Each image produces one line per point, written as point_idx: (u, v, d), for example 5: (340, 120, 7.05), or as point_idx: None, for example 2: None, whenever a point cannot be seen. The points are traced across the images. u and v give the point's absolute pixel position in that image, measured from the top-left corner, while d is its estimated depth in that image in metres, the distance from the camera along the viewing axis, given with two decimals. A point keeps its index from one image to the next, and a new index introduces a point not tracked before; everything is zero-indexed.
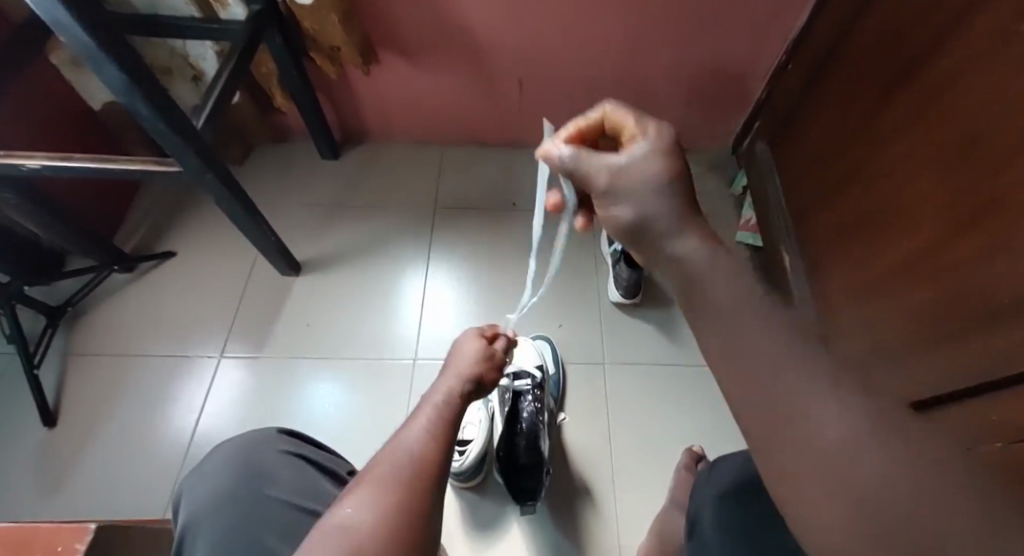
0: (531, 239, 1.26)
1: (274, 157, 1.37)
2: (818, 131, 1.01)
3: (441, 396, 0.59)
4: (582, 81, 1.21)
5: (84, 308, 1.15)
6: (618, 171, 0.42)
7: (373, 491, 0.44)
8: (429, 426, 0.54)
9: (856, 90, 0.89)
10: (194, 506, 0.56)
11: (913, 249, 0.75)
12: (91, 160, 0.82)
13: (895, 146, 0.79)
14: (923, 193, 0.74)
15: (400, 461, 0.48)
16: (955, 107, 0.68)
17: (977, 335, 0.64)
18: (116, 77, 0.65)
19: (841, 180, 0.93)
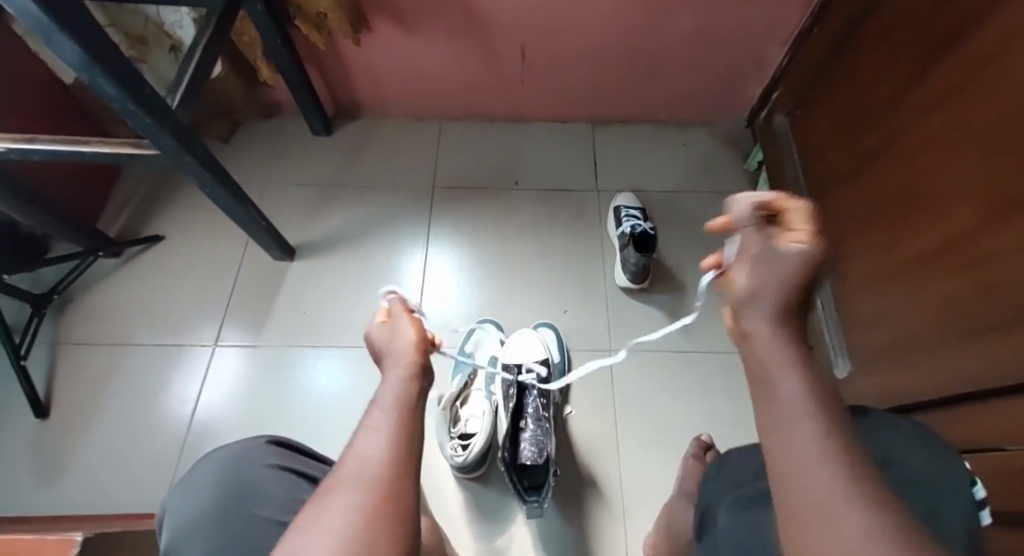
0: (535, 220, 1.21)
1: (264, 134, 1.30)
2: (844, 103, 0.93)
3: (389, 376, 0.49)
4: (588, 49, 1.13)
5: (71, 295, 1.11)
6: (761, 261, 0.34)
7: (343, 493, 0.36)
8: (384, 410, 0.44)
9: (888, 59, 0.81)
10: (184, 521, 0.53)
11: (937, 239, 0.71)
12: (60, 142, 0.76)
13: (925, 126, 0.73)
14: (953, 176, 0.67)
15: (366, 454, 0.39)
16: (996, 81, 0.60)
17: (1004, 333, 0.60)
18: (75, 52, 0.58)
19: (867, 157, 0.86)
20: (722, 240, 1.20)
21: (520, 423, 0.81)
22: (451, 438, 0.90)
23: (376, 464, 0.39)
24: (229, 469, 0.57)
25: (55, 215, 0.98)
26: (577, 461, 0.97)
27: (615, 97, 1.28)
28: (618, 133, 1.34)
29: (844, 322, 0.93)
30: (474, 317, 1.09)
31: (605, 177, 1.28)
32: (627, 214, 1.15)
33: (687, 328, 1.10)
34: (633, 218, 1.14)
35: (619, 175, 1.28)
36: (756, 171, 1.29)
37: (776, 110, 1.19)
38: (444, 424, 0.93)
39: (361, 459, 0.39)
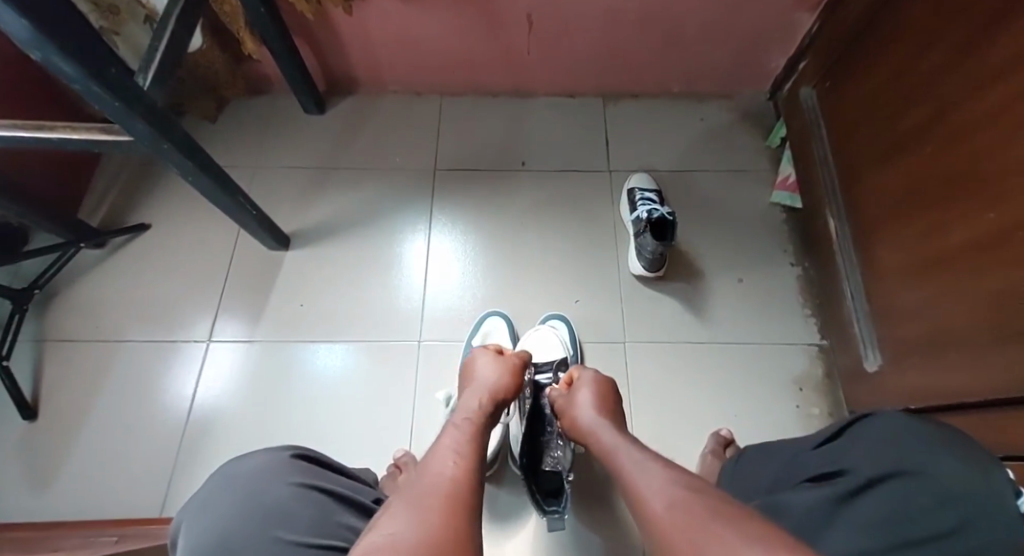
0: (543, 204, 1.14)
1: (252, 113, 1.22)
2: (880, 76, 0.86)
3: (465, 414, 0.60)
4: (601, 14, 1.04)
5: (55, 289, 1.05)
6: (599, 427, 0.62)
7: (419, 501, 0.40)
8: (456, 443, 0.52)
9: (932, 28, 0.74)
10: (200, 543, 0.48)
11: (979, 233, 0.65)
12: (21, 129, 0.69)
13: (972, 106, 0.66)
14: (1005, 161, 0.61)
15: (441, 474, 0.46)
16: None
17: None
18: (18, 25, 0.50)
19: (904, 138, 0.80)
20: (742, 223, 1.14)
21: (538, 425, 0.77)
22: None
23: (451, 482, 0.44)
24: (246, 487, 0.52)
25: (30, 205, 0.92)
26: (591, 459, 0.93)
27: (628, 68, 1.19)
28: (630, 108, 1.26)
29: (876, 314, 0.88)
30: (480, 310, 1.04)
31: (617, 156, 1.20)
32: (641, 197, 1.08)
33: (705, 318, 1.04)
34: (649, 201, 1.07)
35: (632, 154, 1.20)
36: (778, 149, 1.21)
37: (803, 82, 1.10)
38: None
39: (435, 480, 0.45)
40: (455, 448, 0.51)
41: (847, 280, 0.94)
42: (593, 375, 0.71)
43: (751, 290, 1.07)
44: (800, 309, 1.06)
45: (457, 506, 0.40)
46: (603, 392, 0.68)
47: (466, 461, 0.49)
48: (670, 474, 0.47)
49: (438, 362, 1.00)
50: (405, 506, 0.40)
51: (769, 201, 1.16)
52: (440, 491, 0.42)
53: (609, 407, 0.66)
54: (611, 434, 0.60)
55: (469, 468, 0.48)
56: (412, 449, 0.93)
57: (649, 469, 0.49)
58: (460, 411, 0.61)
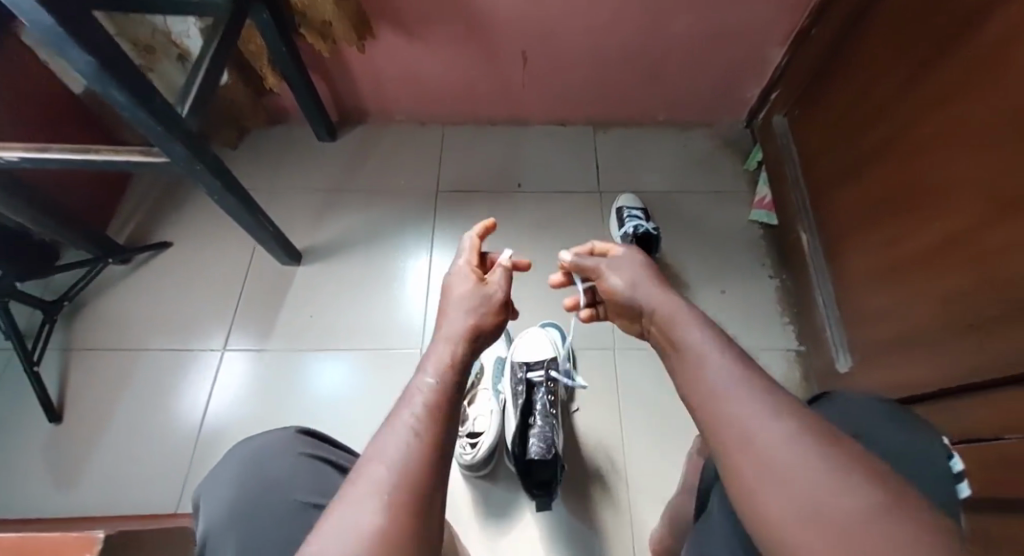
0: (538, 223, 1.22)
1: (270, 141, 1.32)
2: (843, 103, 0.95)
3: (450, 344, 0.50)
4: (590, 50, 1.14)
5: (83, 301, 1.13)
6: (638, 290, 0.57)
7: (365, 501, 0.34)
8: (423, 397, 0.43)
9: (887, 60, 0.83)
10: (211, 512, 0.52)
11: (935, 239, 0.72)
12: (72, 152, 0.78)
13: (943, 114, 0.71)
14: (955, 174, 0.69)
15: (393, 454, 0.38)
16: (995, 81, 0.62)
17: (1007, 326, 0.60)
18: (85, 61, 0.59)
19: (866, 157, 0.88)
20: (723, 239, 1.22)
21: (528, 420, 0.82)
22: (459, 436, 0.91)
23: (407, 469, 0.37)
24: (255, 462, 0.55)
25: (67, 223, 1.01)
26: (582, 459, 0.99)
27: (616, 99, 1.29)
28: (619, 135, 1.36)
29: (846, 319, 0.94)
30: None
31: (607, 179, 1.29)
32: (629, 215, 1.17)
33: None
34: (635, 218, 1.15)
35: (621, 177, 1.30)
36: (756, 171, 1.30)
37: (775, 110, 1.20)
38: None
39: (391, 457, 0.37)
40: (425, 403, 0.42)
41: (819, 290, 1.01)
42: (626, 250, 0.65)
43: (733, 300, 1.14)
44: (779, 318, 1.12)
45: (406, 509, 0.34)
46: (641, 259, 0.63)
47: (430, 424, 0.40)
48: (726, 359, 0.41)
49: None
50: (347, 514, 0.34)
51: (747, 219, 1.24)
52: (393, 482, 0.36)
53: (649, 269, 0.61)
54: (656, 296, 0.54)
55: (432, 438, 0.39)
56: None
57: (699, 352, 0.43)
58: (447, 335, 0.51)
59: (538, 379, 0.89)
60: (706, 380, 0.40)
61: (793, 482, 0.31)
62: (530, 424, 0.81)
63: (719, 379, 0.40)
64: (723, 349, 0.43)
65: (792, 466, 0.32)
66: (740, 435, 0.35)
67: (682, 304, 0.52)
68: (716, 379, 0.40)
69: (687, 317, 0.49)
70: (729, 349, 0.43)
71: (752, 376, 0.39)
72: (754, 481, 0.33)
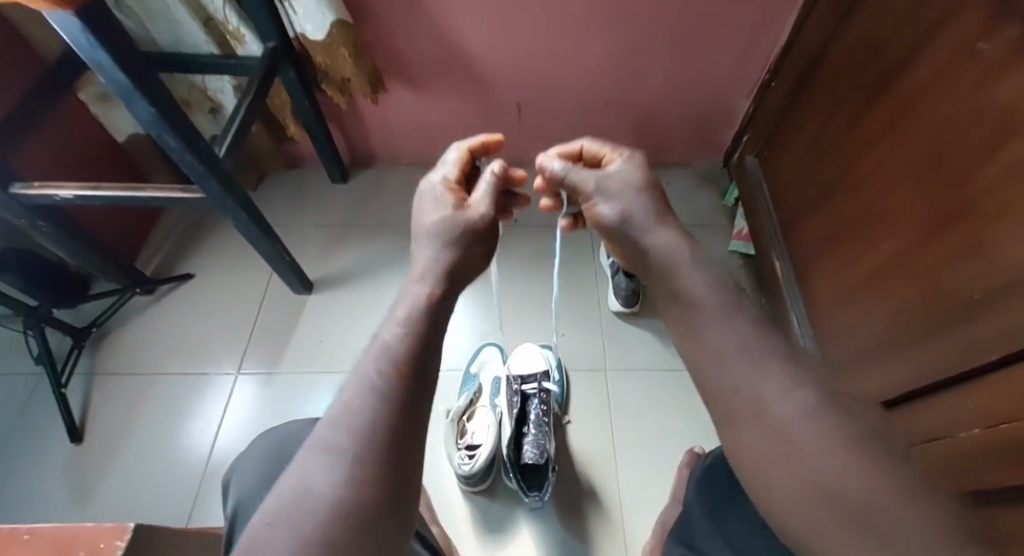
0: (533, 254, 1.30)
1: (287, 183, 1.43)
2: (803, 142, 1.06)
3: (420, 295, 0.49)
4: (578, 101, 1.28)
5: (108, 329, 1.21)
6: (630, 218, 0.57)
7: (322, 468, 0.34)
8: (385, 357, 0.41)
9: (836, 104, 0.95)
10: (242, 489, 0.58)
11: (888, 256, 0.81)
12: (120, 189, 0.88)
13: (885, 147, 0.81)
14: (900, 198, 0.78)
15: (352, 419, 0.37)
16: (926, 117, 0.72)
17: (954, 329, 0.68)
18: (147, 112, 0.71)
19: (825, 187, 0.98)
20: None
21: (523, 428, 0.94)
22: (458, 449, 0.98)
23: (365, 434, 0.36)
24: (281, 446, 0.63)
25: (101, 255, 1.10)
26: (576, 475, 1.03)
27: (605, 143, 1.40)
28: None
29: (819, 338, 1.01)
30: (480, 341, 1.18)
31: None
32: None
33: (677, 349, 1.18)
34: None
35: None
36: (733, 207, 1.40)
37: (746, 151, 1.32)
38: (451, 437, 1.00)
39: (350, 422, 0.37)
40: (386, 363, 0.41)
41: (793, 312, 1.08)
42: (628, 164, 0.61)
43: None
44: None
45: (364, 475, 0.34)
46: (643, 174, 0.60)
47: (391, 386, 0.39)
48: (744, 326, 0.43)
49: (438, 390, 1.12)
50: (304, 481, 0.34)
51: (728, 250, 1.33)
52: (350, 448, 0.35)
53: (652, 190, 0.59)
54: (654, 230, 0.55)
55: (393, 399, 0.38)
56: None
57: (705, 322, 0.45)
58: (424, 273, 0.52)
59: (531, 391, 1.01)
60: (723, 354, 0.42)
61: (810, 459, 0.35)
62: (524, 433, 0.94)
63: (730, 352, 0.41)
64: (730, 311, 0.44)
65: (816, 449, 0.35)
66: (761, 414, 0.38)
67: (679, 244, 0.53)
68: (731, 346, 0.42)
69: (685, 257, 0.51)
70: (731, 317, 0.44)
71: (759, 341, 0.42)
72: (772, 453, 0.37)
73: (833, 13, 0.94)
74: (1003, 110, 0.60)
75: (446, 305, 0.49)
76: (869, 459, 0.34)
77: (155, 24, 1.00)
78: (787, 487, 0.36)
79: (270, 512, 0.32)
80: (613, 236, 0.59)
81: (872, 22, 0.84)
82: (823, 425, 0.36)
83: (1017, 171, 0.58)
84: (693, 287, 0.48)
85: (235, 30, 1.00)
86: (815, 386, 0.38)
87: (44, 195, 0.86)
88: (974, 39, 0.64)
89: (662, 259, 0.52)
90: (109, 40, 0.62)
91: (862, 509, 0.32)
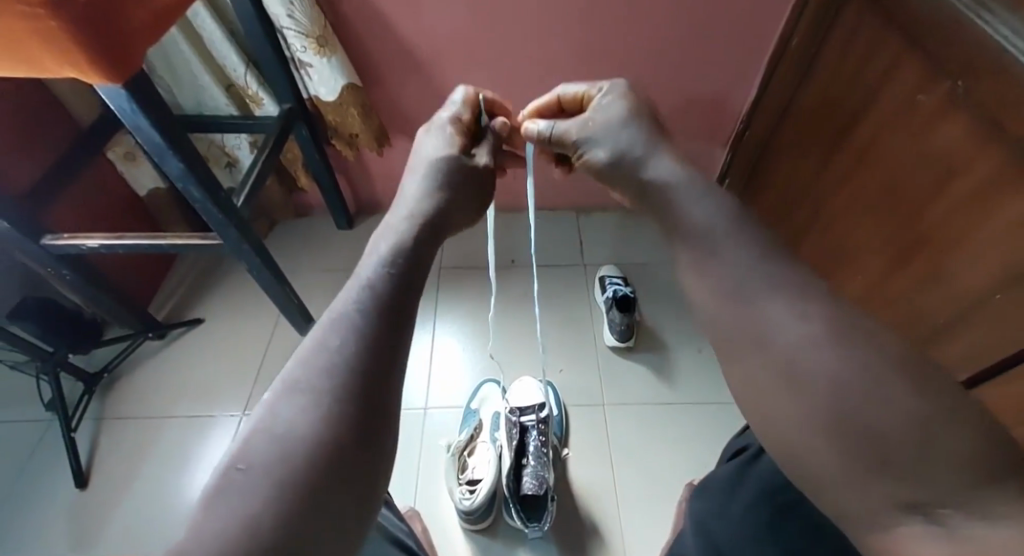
0: (530, 294, 1.35)
1: (296, 231, 1.50)
2: (778, 182, 1.18)
3: (407, 229, 0.43)
4: None
5: (118, 373, 1.25)
6: (620, 151, 0.52)
7: (298, 407, 0.28)
8: (366, 286, 0.35)
9: (802, 149, 1.07)
10: None
11: (866, 284, 0.91)
12: (142, 238, 0.95)
13: (848, 187, 0.93)
14: (869, 234, 0.89)
15: (328, 353, 0.31)
16: (880, 160, 0.84)
17: (936, 347, 0.78)
18: (176, 166, 0.78)
19: (802, 224, 1.10)
20: None
21: (522, 460, 0.98)
22: (460, 484, 1.01)
23: (348, 368, 0.30)
24: None
25: (118, 301, 1.15)
26: (578, 512, 1.03)
27: (597, 188, 1.45)
28: (601, 217, 1.50)
29: None
30: (480, 378, 1.21)
31: (591, 252, 1.43)
32: (611, 282, 1.31)
33: (672, 382, 1.21)
34: (616, 285, 1.30)
35: (605, 250, 1.43)
36: None
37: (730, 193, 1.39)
38: (452, 472, 1.03)
39: (326, 357, 0.31)
40: (369, 292, 0.35)
41: None
42: (611, 98, 0.59)
43: (711, 357, 1.24)
44: None
45: (345, 414, 0.28)
46: (629, 105, 0.57)
47: (373, 314, 0.33)
48: (741, 252, 0.37)
49: (439, 428, 1.14)
50: (277, 422, 0.28)
51: None
52: (329, 384, 0.29)
53: (644, 115, 0.56)
54: (650, 154, 0.51)
55: (376, 330, 0.32)
56: (416, 505, 1.05)
57: (714, 249, 0.38)
58: (415, 207, 0.47)
59: (530, 423, 1.05)
60: (726, 277, 0.36)
61: (818, 388, 0.29)
62: (523, 465, 0.98)
63: (735, 279, 0.36)
64: (736, 232, 0.39)
65: (827, 376, 0.29)
66: (761, 340, 0.33)
67: (678, 170, 0.48)
68: (749, 272, 0.36)
69: (679, 179, 0.46)
70: (739, 248, 0.38)
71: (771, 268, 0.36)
72: (776, 383, 0.31)
73: (793, 70, 1.06)
74: (941, 148, 0.73)
75: (434, 239, 0.44)
76: (899, 380, 0.28)
77: (182, 91, 1.11)
78: (799, 421, 0.30)
79: (238, 458, 0.26)
80: (605, 178, 0.54)
81: (825, 80, 0.98)
82: (837, 348, 0.30)
83: (961, 207, 0.70)
84: (701, 220, 0.41)
85: (254, 94, 1.10)
86: (829, 304, 0.32)
87: (72, 245, 0.93)
88: (911, 96, 0.77)
89: (654, 189, 0.47)
90: (150, 108, 0.70)
91: (884, 445, 0.27)
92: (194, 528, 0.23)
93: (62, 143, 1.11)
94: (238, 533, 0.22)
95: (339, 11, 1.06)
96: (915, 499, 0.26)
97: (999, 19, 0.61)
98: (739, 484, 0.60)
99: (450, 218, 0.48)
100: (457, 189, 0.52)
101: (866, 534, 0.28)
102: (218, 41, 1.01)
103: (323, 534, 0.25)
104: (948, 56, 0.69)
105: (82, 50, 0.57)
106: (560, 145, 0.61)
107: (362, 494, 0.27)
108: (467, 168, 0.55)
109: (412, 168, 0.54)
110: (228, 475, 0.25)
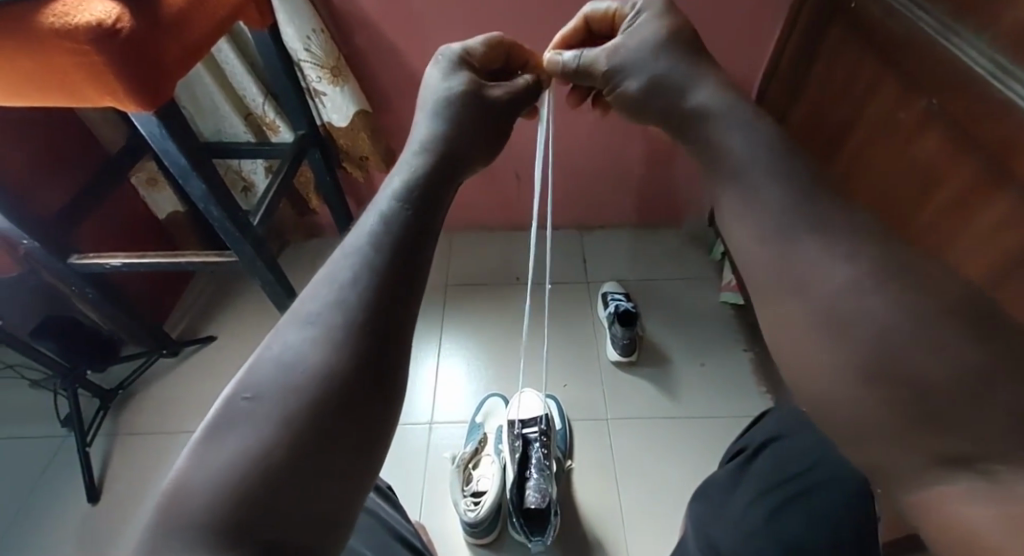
0: (532, 310, 1.37)
1: (307, 252, 1.55)
2: None
3: (422, 163, 0.39)
4: (569, 169, 1.38)
5: (134, 389, 1.28)
6: (659, 76, 0.47)
7: (309, 340, 0.26)
8: (382, 215, 0.32)
9: (811, 142, 1.06)
10: None
11: None
12: (161, 259, 0.98)
13: (855, 180, 0.92)
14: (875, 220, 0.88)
15: (340, 284, 0.28)
16: (889, 147, 0.84)
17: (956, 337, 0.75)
18: (199, 188, 0.83)
19: None
20: (700, 317, 1.35)
21: (525, 472, 1.01)
22: (464, 496, 1.02)
23: (361, 300, 0.27)
24: None
25: (136, 319, 1.19)
26: (581, 525, 1.04)
27: (598, 205, 1.48)
28: (604, 236, 1.52)
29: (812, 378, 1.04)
30: (483, 393, 1.23)
31: (593, 269, 1.46)
32: (613, 297, 1.34)
33: (673, 397, 1.22)
34: (618, 300, 1.33)
35: (607, 267, 1.46)
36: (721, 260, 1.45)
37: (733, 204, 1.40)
38: (458, 484, 1.05)
39: (335, 288, 0.28)
40: (383, 221, 0.32)
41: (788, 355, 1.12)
42: (644, 18, 0.53)
43: (712, 372, 1.25)
44: (756, 388, 1.22)
45: (357, 348, 0.26)
46: (665, 25, 0.51)
47: (388, 244, 0.30)
48: (768, 193, 0.33)
49: (444, 441, 1.16)
50: (284, 354, 0.26)
51: (719, 300, 1.37)
52: (341, 316, 0.27)
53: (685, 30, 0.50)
54: (698, 75, 0.45)
55: (390, 261, 0.29)
56: (420, 517, 1.07)
57: (744, 198, 0.34)
58: (429, 141, 0.43)
59: (532, 435, 1.06)
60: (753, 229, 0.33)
61: (854, 350, 0.26)
62: (526, 477, 1.00)
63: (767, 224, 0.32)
64: (767, 183, 0.34)
65: (855, 333, 0.26)
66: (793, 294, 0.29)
67: (721, 96, 0.42)
68: (763, 215, 0.33)
69: (696, 149, 0.40)
70: (758, 189, 0.34)
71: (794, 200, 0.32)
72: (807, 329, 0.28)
73: (784, 89, 1.12)
74: (943, 141, 0.72)
75: (449, 173, 0.40)
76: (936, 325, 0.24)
77: (204, 122, 1.18)
78: (830, 372, 0.27)
79: (247, 387, 0.24)
80: (639, 113, 0.50)
81: (825, 79, 0.99)
82: (863, 305, 0.26)
83: (966, 197, 0.70)
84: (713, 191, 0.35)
85: (271, 121, 1.17)
86: (858, 254, 0.28)
87: (97, 264, 0.97)
88: (895, 110, 0.81)
89: (690, 131, 0.41)
90: (176, 133, 0.76)
91: (932, 398, 0.23)
92: (197, 460, 0.22)
93: (89, 167, 1.17)
94: (236, 473, 0.21)
95: (351, 41, 1.13)
96: (961, 455, 0.22)
97: (967, 39, 0.67)
98: (740, 485, 0.63)
99: (466, 154, 0.43)
100: (473, 125, 0.47)
101: (908, 499, 0.24)
102: (239, 74, 1.09)
103: (327, 476, 0.22)
104: (925, 77, 0.73)
105: (116, 75, 0.62)
106: (589, 76, 0.56)
107: (371, 437, 0.25)
108: (487, 111, 0.50)
109: (428, 105, 0.49)
110: (235, 405, 0.23)
